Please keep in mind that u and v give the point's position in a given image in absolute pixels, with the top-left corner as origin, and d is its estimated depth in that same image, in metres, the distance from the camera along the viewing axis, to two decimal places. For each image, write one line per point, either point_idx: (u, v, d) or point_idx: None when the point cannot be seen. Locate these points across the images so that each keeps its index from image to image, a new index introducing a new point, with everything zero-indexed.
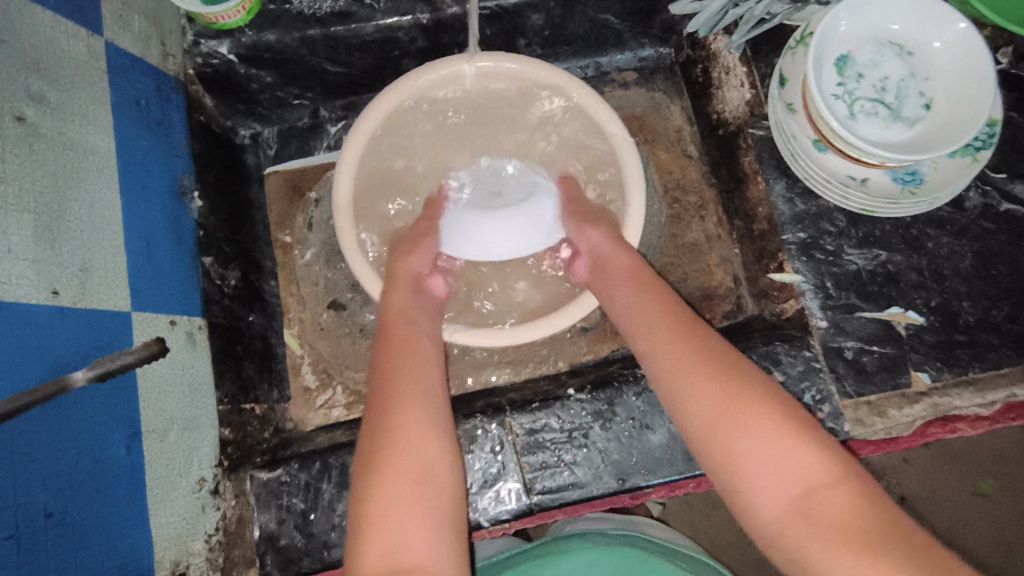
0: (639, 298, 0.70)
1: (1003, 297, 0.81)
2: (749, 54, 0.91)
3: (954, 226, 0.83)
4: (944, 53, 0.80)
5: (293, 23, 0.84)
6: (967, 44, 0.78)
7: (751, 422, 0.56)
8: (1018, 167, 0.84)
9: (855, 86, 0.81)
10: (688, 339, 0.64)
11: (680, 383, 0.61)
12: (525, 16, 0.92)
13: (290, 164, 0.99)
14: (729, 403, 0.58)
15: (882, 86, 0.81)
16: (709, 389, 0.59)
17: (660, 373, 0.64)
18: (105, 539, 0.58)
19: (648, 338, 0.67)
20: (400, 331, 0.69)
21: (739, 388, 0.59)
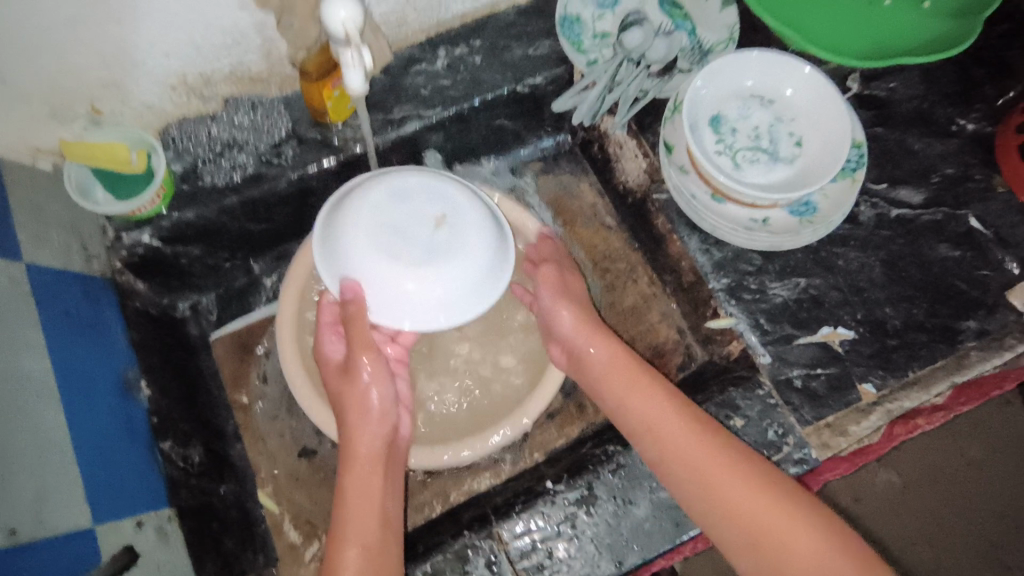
0: (630, 388, 0.79)
1: (918, 295, 0.87)
2: (636, 128, 0.98)
3: (856, 240, 0.90)
4: (799, 96, 0.89)
5: (209, 197, 0.88)
6: (817, 85, 0.88)
7: (747, 491, 0.68)
8: (896, 174, 0.93)
9: (733, 140, 0.89)
10: (682, 421, 0.74)
11: (678, 462, 0.71)
12: (426, 138, 1.01)
13: (234, 325, 1.00)
14: (727, 477, 0.69)
15: (756, 134, 0.89)
16: (710, 466, 0.70)
17: (673, 466, 0.72)
18: None
19: (654, 438, 0.74)
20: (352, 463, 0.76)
21: (733, 465, 0.70)
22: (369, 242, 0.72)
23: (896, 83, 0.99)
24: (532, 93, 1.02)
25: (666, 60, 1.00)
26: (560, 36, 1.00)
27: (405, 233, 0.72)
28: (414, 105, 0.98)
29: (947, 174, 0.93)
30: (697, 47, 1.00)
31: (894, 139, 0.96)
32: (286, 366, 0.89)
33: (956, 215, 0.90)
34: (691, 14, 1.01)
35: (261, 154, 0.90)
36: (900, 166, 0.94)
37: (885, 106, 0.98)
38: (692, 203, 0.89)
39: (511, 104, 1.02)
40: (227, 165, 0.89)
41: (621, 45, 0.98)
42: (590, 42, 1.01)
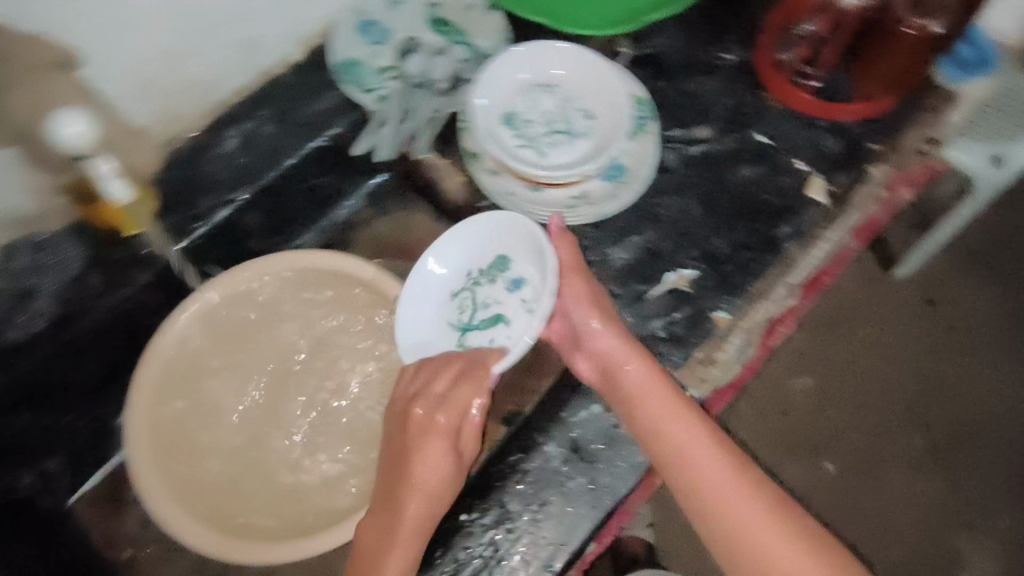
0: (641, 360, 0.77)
1: (734, 219, 0.94)
2: (441, 148, 1.00)
3: (669, 186, 0.96)
4: (576, 74, 0.94)
5: (21, 356, 0.84)
6: (581, 58, 0.94)
7: (740, 499, 0.66)
8: (684, 119, 1.01)
9: (529, 132, 0.92)
10: (670, 420, 0.73)
11: (677, 447, 0.72)
12: (239, 221, 0.99)
13: (90, 486, 0.95)
14: (722, 481, 0.68)
15: (550, 119, 0.93)
16: (708, 458, 0.69)
17: (681, 446, 0.72)
18: None
19: (665, 414, 0.74)
20: (415, 482, 0.73)
21: (722, 460, 0.69)
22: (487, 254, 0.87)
23: (661, 37, 1.07)
24: (333, 145, 1.02)
25: (452, 74, 1.03)
26: (341, 84, 1.01)
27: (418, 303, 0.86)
28: (217, 194, 0.96)
29: (726, 105, 1.02)
30: (476, 55, 1.04)
31: (673, 88, 1.04)
32: (158, 512, 0.77)
33: (745, 138, 1.00)
34: (461, 26, 1.05)
35: (60, 292, 0.84)
36: (685, 111, 1.02)
37: (657, 60, 1.06)
38: (513, 199, 0.91)
39: (315, 161, 1.02)
40: (27, 316, 0.83)
41: (403, 76, 1.02)
42: (373, 79, 1.02)
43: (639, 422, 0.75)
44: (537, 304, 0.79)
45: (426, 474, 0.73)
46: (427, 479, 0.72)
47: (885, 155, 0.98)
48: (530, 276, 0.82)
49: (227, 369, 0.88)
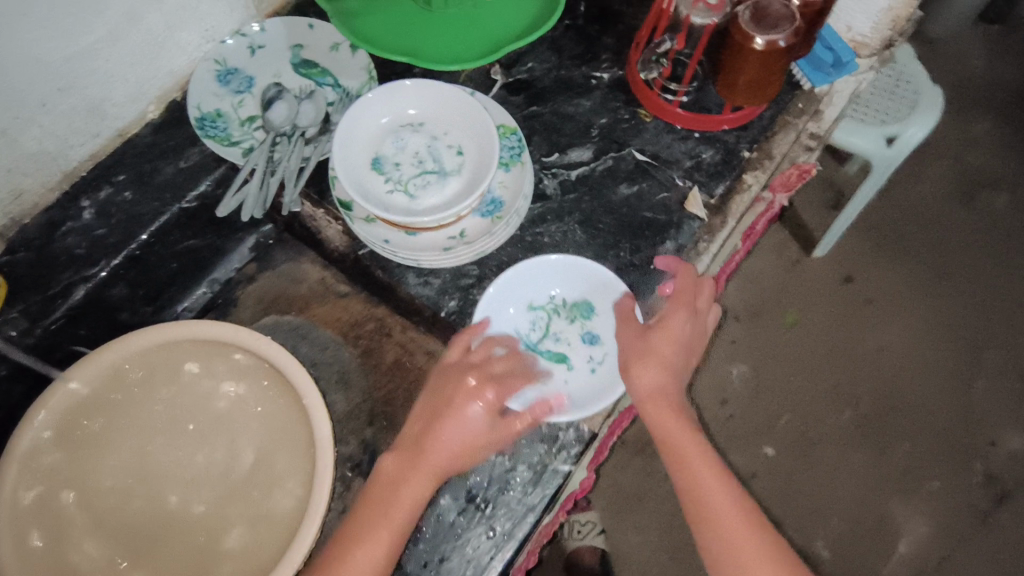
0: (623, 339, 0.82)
1: (619, 238, 0.93)
2: (316, 198, 0.97)
3: (550, 213, 0.95)
4: (441, 110, 0.93)
5: None
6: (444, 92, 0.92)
7: (706, 468, 0.75)
8: (562, 142, 1.00)
9: (398, 174, 0.90)
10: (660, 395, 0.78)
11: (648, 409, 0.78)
12: (108, 294, 0.95)
13: None
14: (694, 457, 0.75)
15: (418, 159, 0.91)
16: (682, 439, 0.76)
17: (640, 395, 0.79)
18: None
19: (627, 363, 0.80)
20: (410, 468, 0.76)
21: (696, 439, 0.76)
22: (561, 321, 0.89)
23: (533, 62, 1.06)
24: (202, 206, 0.99)
25: (321, 118, 0.98)
26: (203, 139, 0.96)
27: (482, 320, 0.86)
28: (75, 269, 0.91)
29: (602, 125, 1.01)
30: (345, 95, 1.00)
31: (549, 111, 1.03)
32: None
33: (623, 156, 0.99)
34: (328, 67, 1.02)
35: None
36: (563, 133, 1.01)
37: (532, 84, 1.05)
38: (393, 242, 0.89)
39: (186, 222, 0.99)
40: None
41: (269, 125, 0.97)
42: (239, 131, 0.98)
43: (652, 411, 0.78)
44: (610, 377, 0.84)
45: (443, 442, 0.77)
46: (451, 437, 0.77)
47: (759, 161, 0.98)
48: (607, 344, 0.87)
49: (100, 459, 0.83)
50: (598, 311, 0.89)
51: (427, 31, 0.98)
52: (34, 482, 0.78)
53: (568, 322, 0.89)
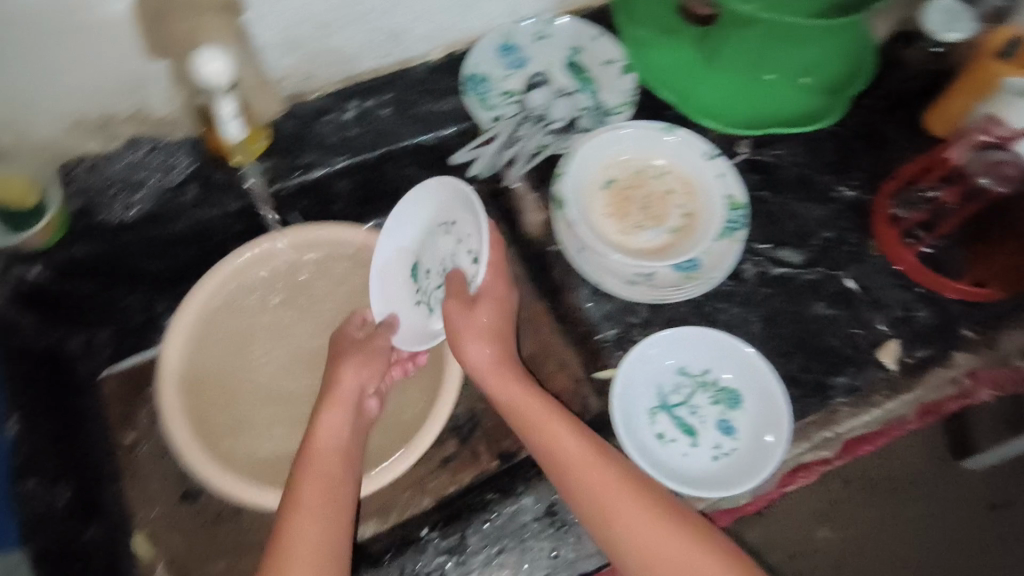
0: (526, 397, 0.79)
1: (795, 350, 0.90)
2: (536, 183, 1.03)
3: (739, 296, 0.94)
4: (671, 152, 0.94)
5: (106, 233, 0.92)
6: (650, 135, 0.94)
7: (604, 490, 0.70)
8: (778, 236, 0.98)
9: (592, 180, 0.93)
10: (549, 442, 0.75)
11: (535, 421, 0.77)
12: (332, 184, 1.04)
13: (128, 362, 1.00)
14: (606, 474, 0.71)
15: (612, 188, 0.93)
16: (589, 478, 0.71)
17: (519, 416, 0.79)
18: None
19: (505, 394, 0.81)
20: (306, 523, 0.71)
21: (603, 468, 0.71)
22: (704, 396, 0.88)
23: (783, 149, 1.02)
24: (436, 146, 1.07)
25: (568, 120, 1.03)
26: (463, 94, 1.03)
27: (636, 368, 0.88)
28: (318, 154, 1.00)
29: (826, 237, 0.98)
30: (598, 108, 1.03)
31: (778, 203, 1.00)
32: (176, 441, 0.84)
33: (833, 276, 0.95)
34: (594, 77, 1.05)
35: (159, 193, 0.92)
36: (783, 228, 0.98)
37: (772, 172, 1.02)
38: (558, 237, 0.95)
39: (417, 157, 1.07)
40: (126, 204, 0.91)
41: (523, 105, 1.03)
42: (497, 98, 1.04)
43: (530, 434, 0.77)
44: (739, 470, 0.82)
45: (326, 474, 0.76)
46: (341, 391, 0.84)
47: (976, 345, 0.91)
48: (742, 439, 0.84)
49: (263, 314, 0.96)
50: (745, 407, 0.86)
51: (704, 78, 1.02)
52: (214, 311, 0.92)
53: (709, 398, 0.87)
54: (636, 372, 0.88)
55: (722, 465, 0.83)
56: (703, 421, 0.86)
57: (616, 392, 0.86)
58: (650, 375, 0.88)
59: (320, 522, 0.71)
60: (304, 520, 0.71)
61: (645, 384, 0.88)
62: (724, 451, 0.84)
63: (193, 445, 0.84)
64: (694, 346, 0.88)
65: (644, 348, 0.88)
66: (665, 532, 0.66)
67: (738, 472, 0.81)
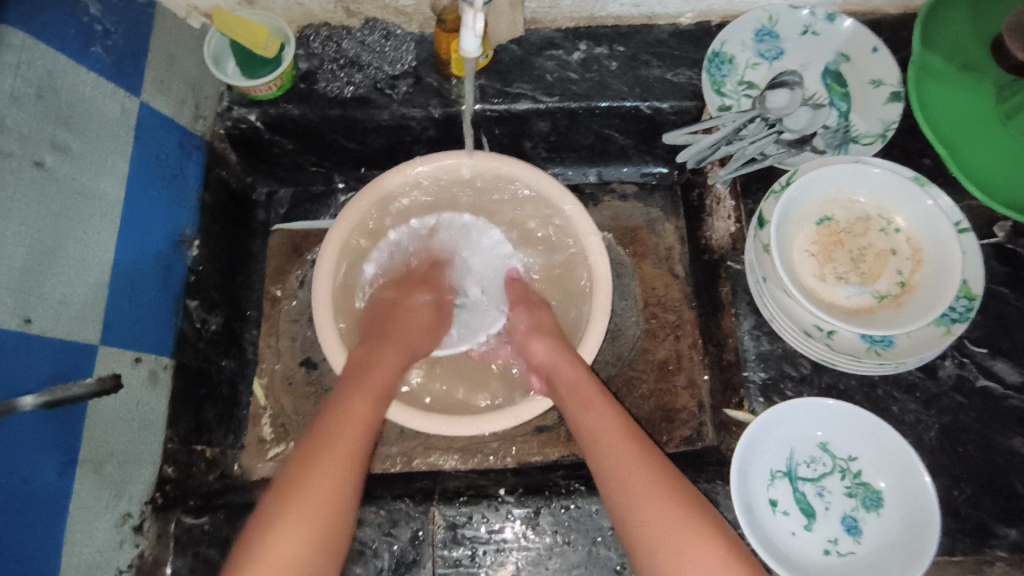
0: (595, 412, 0.74)
1: (966, 478, 0.77)
2: (739, 189, 0.91)
3: (922, 393, 0.80)
4: (909, 211, 0.80)
5: (318, 102, 0.92)
6: (896, 185, 0.80)
7: (656, 501, 0.65)
8: (1001, 344, 0.81)
9: (807, 210, 0.82)
10: (621, 447, 0.70)
11: (604, 436, 0.72)
12: (532, 121, 0.98)
13: (297, 224, 1.05)
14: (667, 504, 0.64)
15: (828, 228, 0.82)
16: (640, 482, 0.66)
17: (588, 431, 0.73)
18: (24, 543, 0.61)
19: (576, 401, 0.77)
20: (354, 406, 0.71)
21: (659, 478, 0.67)
22: (839, 485, 0.77)
23: None
24: (652, 116, 0.98)
25: (804, 133, 0.91)
26: (703, 70, 0.95)
27: (777, 424, 0.78)
28: (533, 86, 0.95)
29: None
30: (843, 130, 0.92)
31: (1017, 307, 0.83)
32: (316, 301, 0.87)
33: None
34: (852, 95, 0.93)
35: (377, 80, 0.93)
36: (1012, 337, 0.81)
37: None
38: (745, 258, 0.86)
39: (629, 119, 0.98)
40: (344, 79, 0.93)
41: (761, 103, 0.91)
42: (732, 87, 0.95)
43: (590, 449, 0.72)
44: None
45: (382, 383, 0.77)
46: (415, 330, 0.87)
47: None
48: (865, 545, 0.74)
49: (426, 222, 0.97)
50: (884, 514, 0.75)
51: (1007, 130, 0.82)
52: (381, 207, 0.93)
53: (844, 487, 0.77)
54: (777, 429, 0.78)
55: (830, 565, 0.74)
56: (828, 508, 0.76)
57: (749, 438, 0.77)
58: (790, 438, 0.79)
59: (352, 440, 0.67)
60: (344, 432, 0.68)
61: (781, 445, 0.79)
62: (839, 549, 0.74)
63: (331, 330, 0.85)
64: (850, 429, 0.78)
65: (796, 410, 0.78)
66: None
67: None
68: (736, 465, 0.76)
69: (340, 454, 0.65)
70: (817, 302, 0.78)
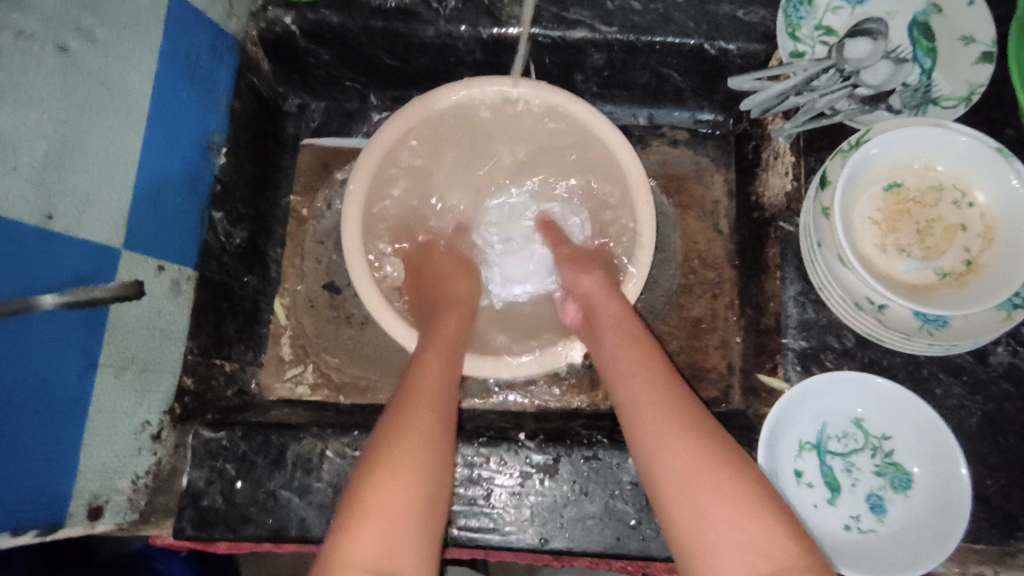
0: (630, 347, 0.72)
1: (1002, 468, 0.74)
2: (801, 146, 0.85)
3: (969, 378, 0.77)
4: (989, 185, 0.74)
5: (359, 10, 0.86)
6: (978, 155, 0.73)
7: (673, 437, 0.61)
8: None
9: (876, 173, 0.76)
10: (645, 383, 0.68)
11: (632, 373, 0.69)
12: (586, 53, 0.91)
13: (327, 141, 1.00)
14: (681, 442, 0.61)
15: (896, 196, 0.76)
16: (659, 419, 0.64)
17: (619, 368, 0.71)
18: (42, 443, 0.60)
19: (613, 338, 0.74)
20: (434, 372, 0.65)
21: (679, 415, 0.63)
22: (869, 463, 0.75)
23: None
24: (716, 57, 0.90)
25: (882, 89, 0.83)
26: (779, 9, 0.86)
27: (813, 396, 0.76)
28: (592, 13, 0.88)
29: None
30: (923, 90, 0.84)
31: None
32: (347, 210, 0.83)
33: None
34: (940, 51, 0.85)
35: None
36: None
37: None
38: (803, 219, 0.81)
39: (690, 59, 0.91)
40: None
41: (838, 52, 0.82)
42: (808, 31, 0.87)
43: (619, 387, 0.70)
44: (867, 553, 0.71)
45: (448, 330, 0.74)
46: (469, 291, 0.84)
47: None
48: (888, 525, 0.72)
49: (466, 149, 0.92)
50: (912, 496, 0.73)
51: None
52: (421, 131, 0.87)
53: (874, 464, 0.75)
54: (813, 401, 0.76)
55: (850, 542, 0.72)
56: (854, 485, 0.75)
57: (782, 406, 0.75)
58: (824, 412, 0.76)
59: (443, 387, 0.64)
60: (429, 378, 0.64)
61: (813, 418, 0.76)
62: (860, 527, 0.73)
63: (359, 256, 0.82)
64: (888, 409, 0.75)
65: (835, 384, 0.75)
66: (729, 519, 0.55)
67: (867, 555, 0.71)
68: (766, 432, 0.74)
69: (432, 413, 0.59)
70: (871, 273, 0.74)
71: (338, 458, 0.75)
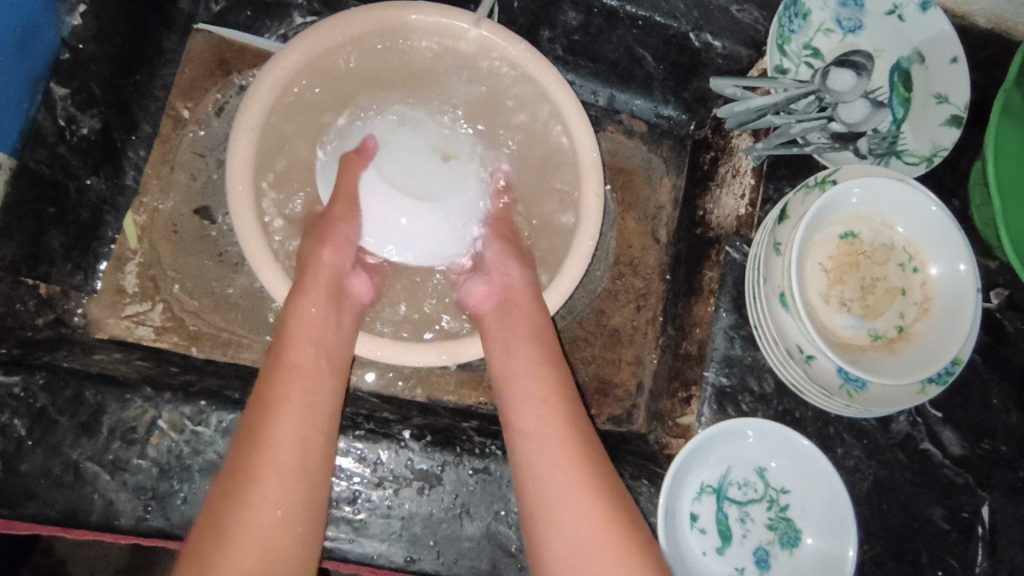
0: (541, 366, 0.63)
1: (879, 536, 0.74)
2: (765, 170, 0.80)
3: (870, 442, 0.75)
4: (937, 255, 0.72)
5: None
6: (936, 226, 0.71)
7: (579, 503, 0.54)
8: (955, 413, 0.76)
9: (835, 220, 0.71)
10: (552, 424, 0.59)
11: (533, 408, 0.60)
12: (561, 7, 0.78)
13: (227, 33, 0.80)
14: (584, 512, 0.54)
15: (848, 250, 0.72)
16: (564, 470, 0.56)
17: (523, 392, 0.62)
18: None
19: (525, 352, 0.64)
20: (286, 406, 0.54)
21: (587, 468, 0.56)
22: (762, 514, 0.72)
23: None
24: (697, 51, 0.82)
25: (855, 130, 0.77)
26: (775, 16, 0.78)
27: (727, 438, 0.71)
28: None
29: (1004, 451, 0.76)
30: (891, 139, 0.80)
31: (982, 380, 0.77)
32: (254, 83, 0.67)
33: (977, 494, 0.76)
34: (913, 103, 0.81)
35: None
36: (967, 410, 0.77)
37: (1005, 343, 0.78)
38: (754, 248, 0.74)
39: (670, 46, 0.82)
40: None
41: (823, 79, 0.75)
42: (796, 48, 0.80)
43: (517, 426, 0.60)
44: None
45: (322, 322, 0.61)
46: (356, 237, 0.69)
47: None
48: None
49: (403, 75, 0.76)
50: (796, 554, 0.71)
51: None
52: (353, 53, 0.72)
53: (767, 518, 0.72)
54: (723, 443, 0.71)
55: None
56: (744, 534, 0.72)
57: (692, 447, 0.70)
58: (728, 457, 0.72)
59: (299, 423, 0.54)
60: (286, 417, 0.54)
61: (716, 460, 0.72)
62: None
63: (244, 185, 0.66)
64: (791, 464, 0.72)
65: (748, 432, 0.71)
66: None
67: None
68: (673, 470, 0.69)
69: (270, 475, 0.51)
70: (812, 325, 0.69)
71: (172, 431, 0.61)
